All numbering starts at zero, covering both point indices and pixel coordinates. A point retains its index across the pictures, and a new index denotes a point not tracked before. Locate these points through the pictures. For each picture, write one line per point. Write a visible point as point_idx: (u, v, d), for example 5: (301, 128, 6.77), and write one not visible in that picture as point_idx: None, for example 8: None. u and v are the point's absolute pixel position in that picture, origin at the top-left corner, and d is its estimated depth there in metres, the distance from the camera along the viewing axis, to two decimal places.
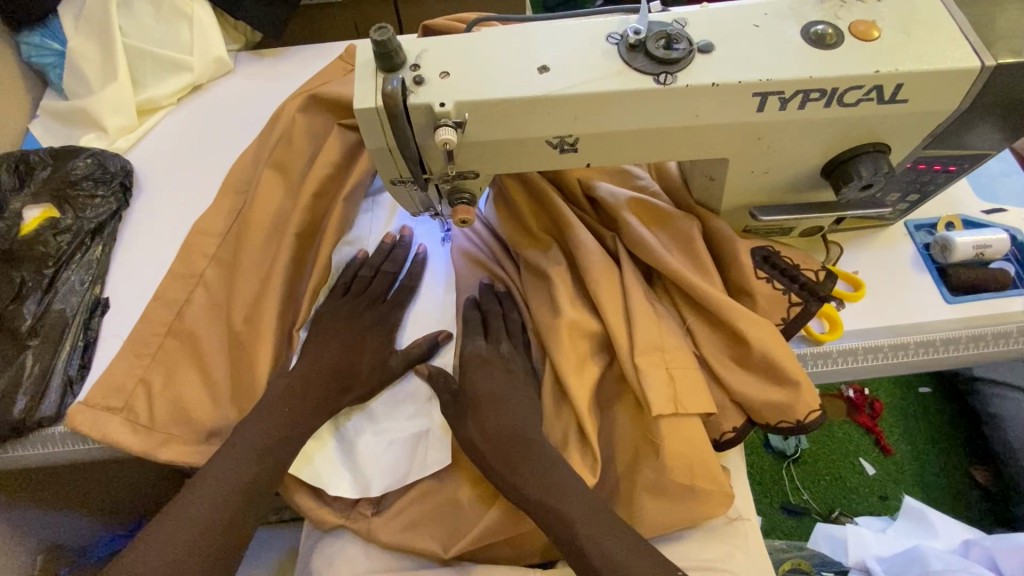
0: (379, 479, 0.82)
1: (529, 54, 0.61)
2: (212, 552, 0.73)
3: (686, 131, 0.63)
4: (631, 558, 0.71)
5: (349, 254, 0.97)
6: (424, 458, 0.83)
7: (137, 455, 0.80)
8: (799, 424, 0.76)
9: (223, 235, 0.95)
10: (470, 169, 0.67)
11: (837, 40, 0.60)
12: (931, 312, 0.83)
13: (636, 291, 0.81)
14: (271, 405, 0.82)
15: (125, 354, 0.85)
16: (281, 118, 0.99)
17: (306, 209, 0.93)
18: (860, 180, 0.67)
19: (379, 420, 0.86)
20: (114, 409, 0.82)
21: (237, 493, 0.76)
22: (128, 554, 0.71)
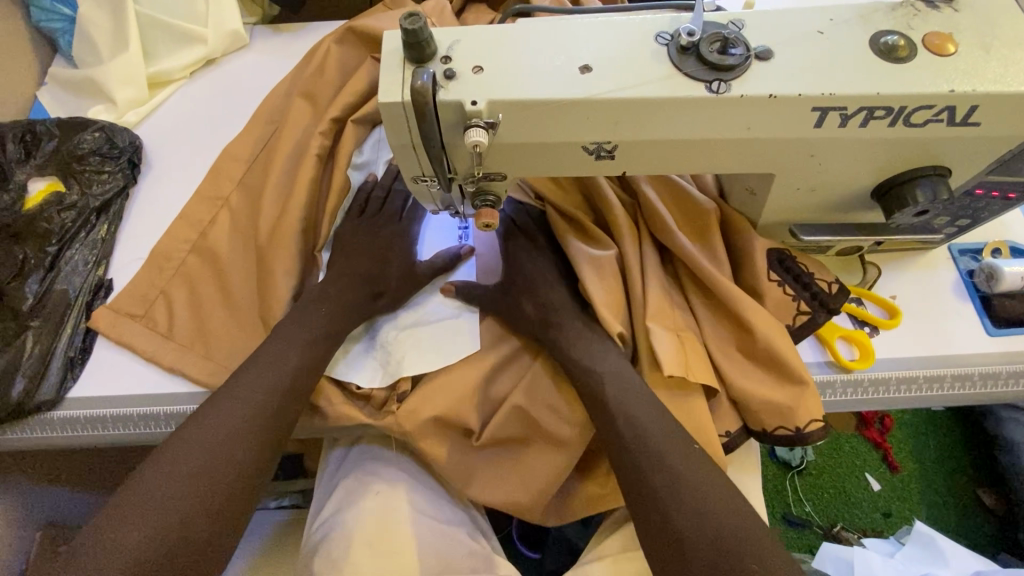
0: (409, 366, 0.77)
1: (570, 50, 0.56)
2: (261, 433, 0.70)
3: (733, 142, 0.58)
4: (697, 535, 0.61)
5: (360, 178, 0.91)
6: (454, 342, 0.78)
7: (149, 356, 0.80)
8: (796, 433, 0.71)
9: (235, 210, 0.90)
10: (498, 170, 0.62)
11: (909, 53, 0.55)
12: (969, 344, 0.78)
13: (655, 281, 0.76)
14: (251, 373, 0.72)
15: (133, 328, 0.82)
16: (317, 53, 0.95)
17: (326, 148, 0.90)
18: (916, 206, 0.62)
19: (409, 314, 0.82)
20: (136, 315, 0.83)
21: (283, 378, 0.73)
22: (181, 430, 0.69)
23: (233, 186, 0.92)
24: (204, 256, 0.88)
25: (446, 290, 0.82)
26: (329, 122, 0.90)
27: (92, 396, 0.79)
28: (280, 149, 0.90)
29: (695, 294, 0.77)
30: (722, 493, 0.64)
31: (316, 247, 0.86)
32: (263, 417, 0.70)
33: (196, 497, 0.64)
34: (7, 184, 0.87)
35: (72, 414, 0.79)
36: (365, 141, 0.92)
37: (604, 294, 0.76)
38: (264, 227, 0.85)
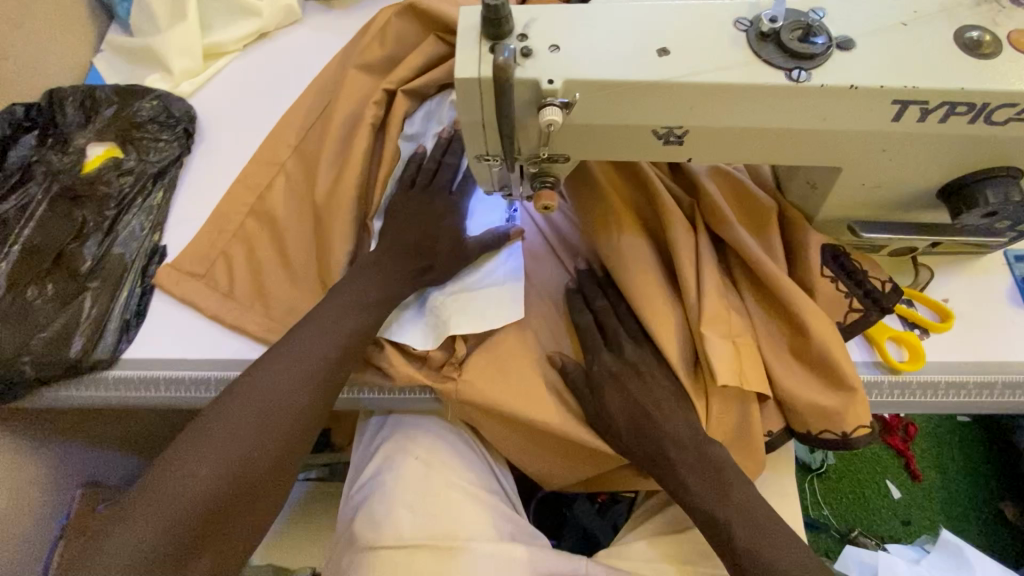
0: (460, 325, 0.77)
1: (648, 33, 0.56)
2: (312, 399, 0.72)
3: (806, 133, 0.58)
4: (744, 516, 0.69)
5: (409, 149, 0.91)
6: (503, 305, 0.78)
7: (207, 316, 0.82)
8: (843, 438, 0.71)
9: (289, 176, 0.92)
10: (563, 153, 0.62)
11: (995, 49, 0.55)
12: (1021, 351, 0.77)
13: (713, 279, 0.74)
14: (302, 342, 0.73)
15: (188, 290, 0.84)
16: (374, 28, 0.95)
17: (378, 118, 0.90)
18: (986, 207, 0.61)
19: (460, 282, 0.81)
20: (196, 275, 0.85)
21: (336, 346, 0.74)
22: (237, 386, 0.71)
23: (288, 154, 0.93)
24: (261, 220, 0.89)
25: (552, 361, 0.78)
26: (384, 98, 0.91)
27: (147, 356, 0.81)
28: (334, 122, 0.90)
29: (749, 292, 0.76)
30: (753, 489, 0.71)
31: (368, 217, 0.86)
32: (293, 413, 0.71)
33: (246, 460, 0.68)
34: (66, 148, 0.90)
35: (126, 373, 0.81)
36: (415, 114, 0.92)
37: (652, 295, 0.74)
38: (317, 200, 0.86)
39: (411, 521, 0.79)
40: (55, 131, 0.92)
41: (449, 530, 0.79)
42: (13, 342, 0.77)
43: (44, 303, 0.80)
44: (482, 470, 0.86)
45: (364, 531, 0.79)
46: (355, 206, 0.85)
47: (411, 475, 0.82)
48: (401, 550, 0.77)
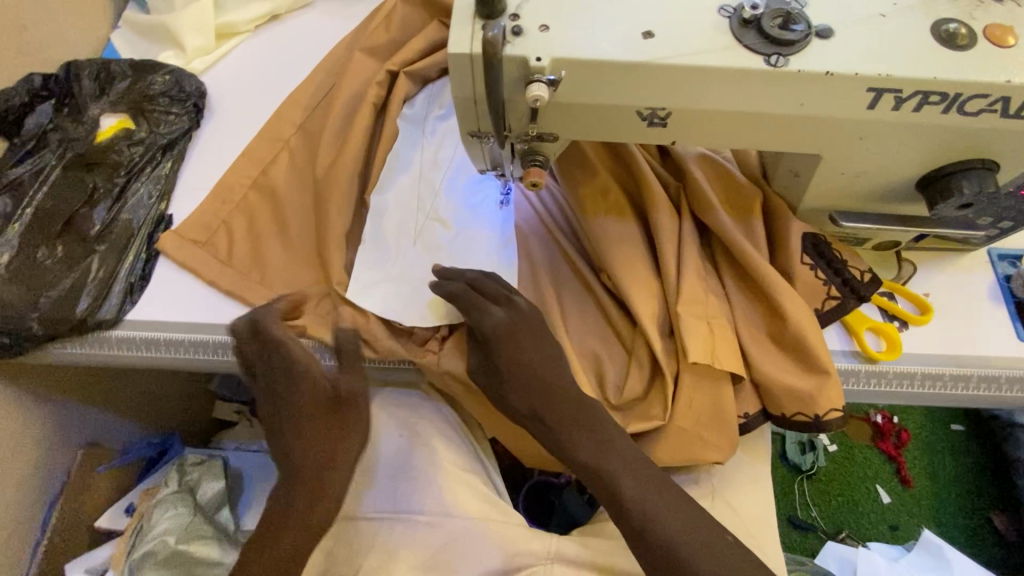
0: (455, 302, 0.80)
1: (634, 16, 0.58)
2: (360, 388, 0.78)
3: (784, 118, 0.60)
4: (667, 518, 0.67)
5: (409, 129, 0.94)
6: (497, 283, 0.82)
7: (207, 282, 0.85)
8: (816, 420, 0.73)
9: (294, 153, 0.95)
10: (550, 131, 0.65)
11: (969, 41, 0.57)
12: (1000, 346, 0.78)
13: (693, 261, 0.77)
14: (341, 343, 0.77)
15: (190, 256, 0.87)
16: (381, 13, 0.98)
17: (381, 99, 0.93)
18: (960, 197, 0.63)
19: (448, 255, 0.84)
20: (198, 243, 0.88)
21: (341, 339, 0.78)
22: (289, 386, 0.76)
23: (294, 131, 0.96)
24: (263, 193, 0.92)
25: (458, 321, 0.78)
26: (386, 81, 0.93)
27: (148, 317, 0.84)
28: (337, 100, 0.93)
29: (728, 275, 0.78)
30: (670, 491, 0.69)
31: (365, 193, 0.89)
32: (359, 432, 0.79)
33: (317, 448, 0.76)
34: (80, 117, 0.94)
35: (128, 333, 0.84)
36: (417, 97, 0.96)
37: (634, 274, 0.77)
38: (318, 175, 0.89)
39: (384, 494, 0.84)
40: (70, 101, 0.96)
41: (423, 506, 0.82)
42: (23, 299, 0.81)
43: (53, 263, 0.84)
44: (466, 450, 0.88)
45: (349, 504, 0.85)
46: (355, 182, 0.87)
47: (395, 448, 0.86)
48: (383, 521, 0.83)
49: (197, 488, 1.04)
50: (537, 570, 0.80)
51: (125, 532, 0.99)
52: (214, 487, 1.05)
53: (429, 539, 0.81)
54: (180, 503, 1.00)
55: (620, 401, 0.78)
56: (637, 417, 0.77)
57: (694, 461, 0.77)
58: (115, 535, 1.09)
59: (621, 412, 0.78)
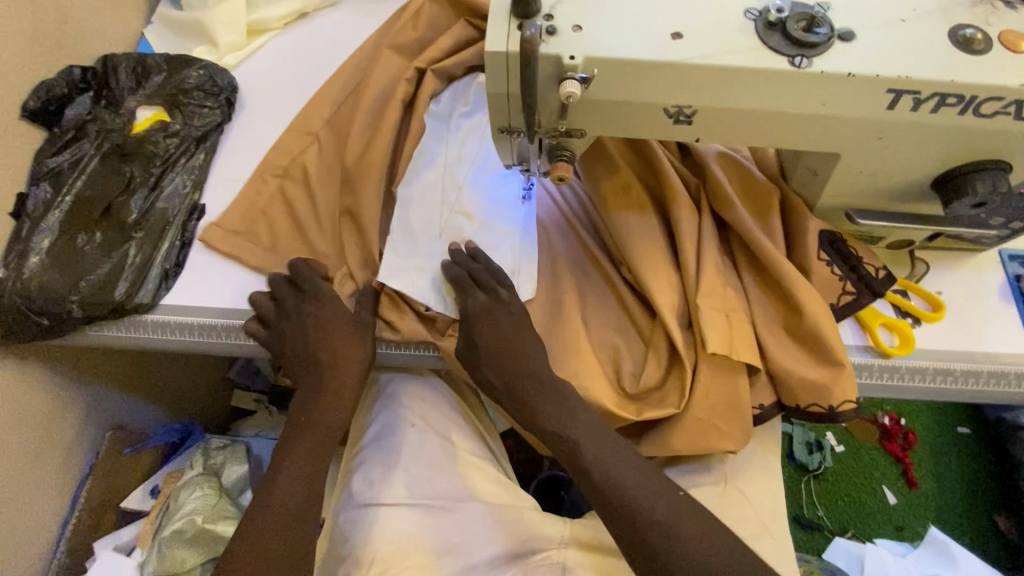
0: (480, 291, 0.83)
1: (663, 18, 0.61)
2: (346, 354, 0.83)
3: (805, 118, 0.62)
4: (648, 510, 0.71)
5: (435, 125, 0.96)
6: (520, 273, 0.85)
7: (239, 270, 0.88)
8: (829, 411, 0.75)
9: (322, 146, 0.98)
10: (579, 127, 0.68)
11: (986, 46, 0.59)
12: (1009, 344, 0.80)
13: (712, 256, 0.79)
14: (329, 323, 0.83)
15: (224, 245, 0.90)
16: (408, 12, 1.01)
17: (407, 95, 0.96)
18: (975, 196, 0.65)
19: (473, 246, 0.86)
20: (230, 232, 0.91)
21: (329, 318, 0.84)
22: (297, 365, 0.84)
23: (322, 125, 0.99)
24: (292, 185, 0.95)
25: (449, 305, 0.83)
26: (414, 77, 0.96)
27: (183, 303, 0.87)
28: (366, 95, 0.96)
29: (746, 270, 0.80)
30: (653, 484, 0.74)
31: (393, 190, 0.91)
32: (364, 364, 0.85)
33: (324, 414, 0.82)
34: (118, 110, 0.97)
35: (163, 318, 0.87)
36: (442, 95, 0.99)
37: (655, 268, 0.79)
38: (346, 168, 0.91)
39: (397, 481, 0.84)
40: (108, 94, 0.99)
41: (442, 491, 0.84)
42: (64, 282, 0.84)
43: (93, 249, 0.87)
44: (475, 438, 0.91)
45: (360, 493, 0.84)
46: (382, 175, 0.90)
47: (409, 437, 0.87)
48: (398, 509, 0.83)
49: (221, 470, 1.09)
50: (552, 555, 0.83)
51: (153, 513, 1.04)
52: (237, 470, 1.09)
53: (450, 523, 0.83)
54: (205, 485, 1.03)
55: (638, 391, 0.80)
56: (654, 407, 0.79)
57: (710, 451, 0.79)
58: (139, 516, 1.12)
59: (637, 402, 0.80)
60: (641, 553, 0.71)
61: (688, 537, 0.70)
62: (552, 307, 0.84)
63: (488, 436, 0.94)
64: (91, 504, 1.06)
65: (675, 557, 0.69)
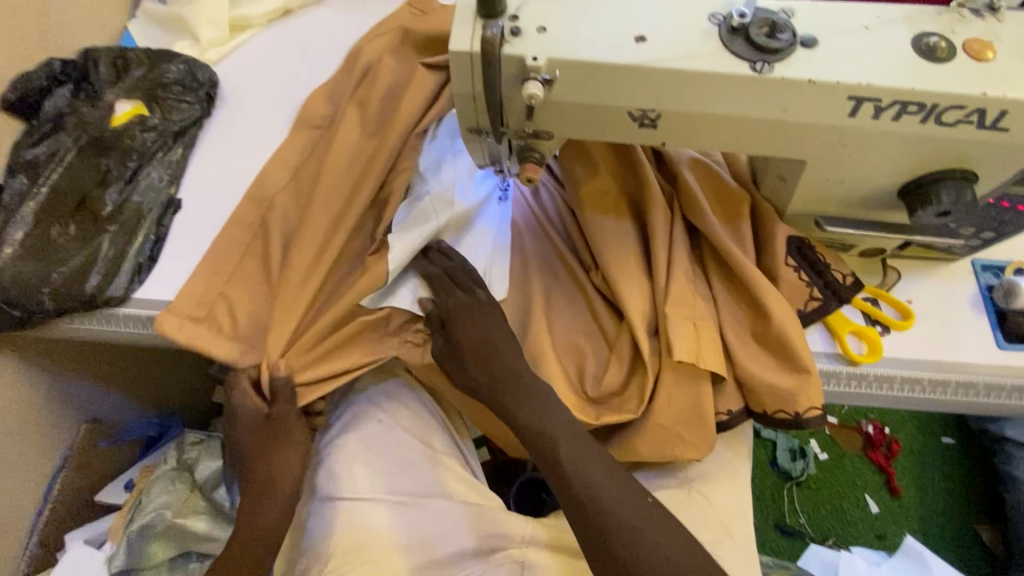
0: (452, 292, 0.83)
1: (628, 22, 0.61)
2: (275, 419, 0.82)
3: (768, 124, 0.62)
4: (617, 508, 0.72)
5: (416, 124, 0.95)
6: (492, 276, 0.85)
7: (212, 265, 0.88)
8: (794, 418, 0.75)
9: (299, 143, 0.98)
10: (546, 129, 0.68)
11: (948, 55, 0.59)
12: (979, 354, 0.80)
13: (681, 263, 0.79)
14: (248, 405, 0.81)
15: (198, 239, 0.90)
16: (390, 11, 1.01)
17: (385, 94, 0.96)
18: (938, 206, 0.65)
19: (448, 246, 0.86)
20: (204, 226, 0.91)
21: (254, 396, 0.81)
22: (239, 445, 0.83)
23: (300, 122, 0.99)
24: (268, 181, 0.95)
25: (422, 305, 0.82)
26: (389, 80, 0.95)
27: (154, 296, 0.87)
28: (344, 93, 0.96)
29: (716, 276, 0.80)
30: (625, 484, 0.73)
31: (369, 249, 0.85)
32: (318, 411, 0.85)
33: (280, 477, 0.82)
34: (97, 102, 0.98)
35: (135, 311, 0.87)
36: None
37: (625, 273, 0.79)
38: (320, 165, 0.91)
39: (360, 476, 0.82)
40: (88, 87, 0.99)
41: (409, 486, 0.84)
42: (36, 274, 0.84)
43: (66, 241, 0.87)
44: (445, 434, 0.91)
45: (326, 485, 0.84)
46: (357, 173, 0.90)
47: (374, 433, 0.86)
48: (364, 502, 0.83)
49: (195, 467, 1.06)
50: (512, 552, 0.84)
51: (125, 507, 1.01)
52: (211, 467, 1.06)
53: (414, 516, 0.83)
54: (178, 479, 1.04)
55: (602, 395, 0.80)
56: (614, 410, 0.79)
57: (674, 457, 0.79)
58: (112, 509, 1.12)
59: (599, 406, 0.80)
60: (605, 557, 0.70)
61: (654, 542, 0.70)
62: (520, 311, 0.85)
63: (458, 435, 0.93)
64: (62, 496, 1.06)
65: (640, 560, 0.69)
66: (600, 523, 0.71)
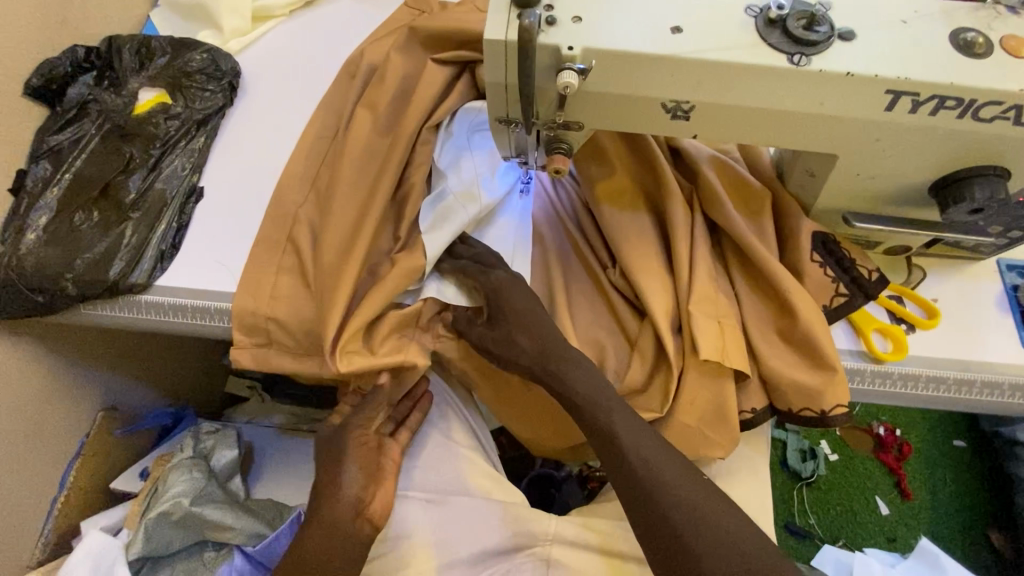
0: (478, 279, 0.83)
1: (664, 14, 0.61)
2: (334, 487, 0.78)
3: (803, 117, 0.62)
4: (678, 480, 0.70)
5: None
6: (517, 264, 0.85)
7: (235, 253, 0.88)
8: (821, 416, 0.75)
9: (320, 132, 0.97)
10: (577, 120, 0.68)
11: (987, 50, 0.59)
12: (1003, 353, 0.80)
13: (704, 260, 0.79)
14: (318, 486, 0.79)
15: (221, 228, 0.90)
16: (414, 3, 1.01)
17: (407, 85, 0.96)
18: (972, 203, 0.65)
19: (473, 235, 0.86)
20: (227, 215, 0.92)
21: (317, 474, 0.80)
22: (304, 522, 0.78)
23: (322, 112, 0.98)
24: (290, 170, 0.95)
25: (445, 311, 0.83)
26: (407, 77, 0.95)
27: (177, 283, 0.87)
28: (368, 84, 0.96)
29: (738, 274, 0.80)
30: (680, 464, 0.71)
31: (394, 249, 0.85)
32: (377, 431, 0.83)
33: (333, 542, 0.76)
34: (121, 90, 0.98)
35: (158, 299, 0.87)
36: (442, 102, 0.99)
37: (646, 269, 0.79)
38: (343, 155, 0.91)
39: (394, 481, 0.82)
40: (111, 74, 0.99)
41: (433, 483, 0.85)
42: (60, 260, 0.85)
43: (90, 228, 0.87)
44: (467, 428, 0.90)
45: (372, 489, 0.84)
46: (380, 164, 0.89)
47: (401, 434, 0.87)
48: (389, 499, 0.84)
49: (211, 455, 1.08)
50: (537, 550, 0.82)
51: (140, 496, 1.03)
52: (228, 455, 1.09)
53: (433, 514, 0.83)
54: (195, 469, 1.03)
55: (625, 392, 0.80)
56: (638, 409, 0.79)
57: (699, 456, 0.80)
58: (128, 497, 1.12)
59: None
60: (665, 539, 0.68)
61: (716, 522, 0.68)
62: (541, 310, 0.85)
63: (479, 429, 0.92)
64: (78, 483, 1.06)
65: (700, 531, 0.67)
66: (661, 502, 0.69)
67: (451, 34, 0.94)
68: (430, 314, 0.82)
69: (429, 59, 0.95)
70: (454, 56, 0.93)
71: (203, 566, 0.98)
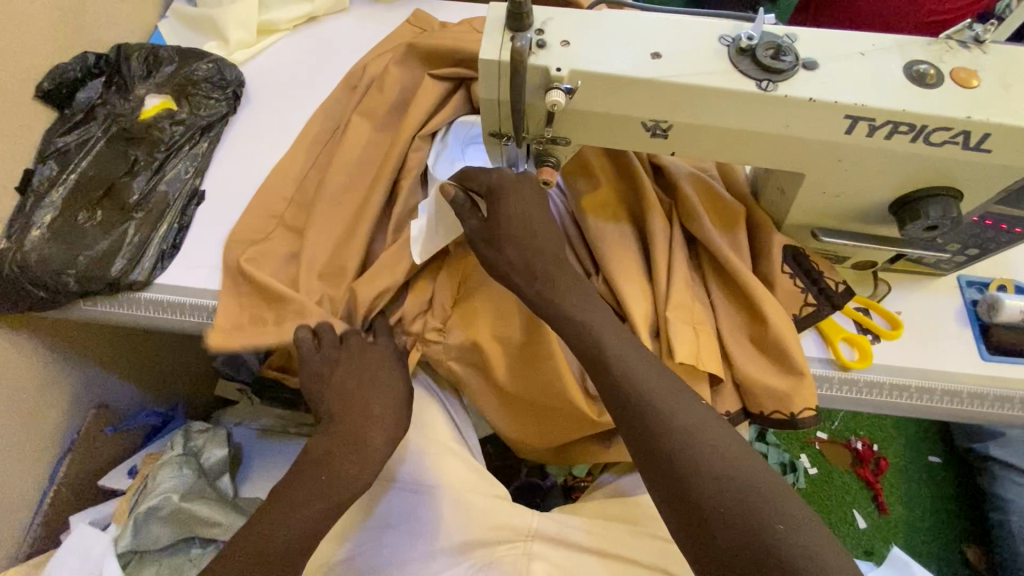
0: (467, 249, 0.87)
1: (644, 40, 0.66)
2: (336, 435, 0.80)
3: (771, 137, 0.67)
4: (680, 416, 0.69)
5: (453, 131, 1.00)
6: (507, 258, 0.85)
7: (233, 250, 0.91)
8: (791, 418, 0.79)
9: (319, 140, 1.01)
10: (564, 136, 0.73)
11: (937, 81, 0.64)
12: (964, 364, 0.84)
13: (682, 269, 0.83)
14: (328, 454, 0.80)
15: (222, 232, 0.94)
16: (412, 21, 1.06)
17: (405, 99, 1.01)
18: (926, 220, 0.70)
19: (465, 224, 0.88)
20: (229, 218, 0.95)
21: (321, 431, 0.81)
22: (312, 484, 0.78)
23: (323, 121, 1.03)
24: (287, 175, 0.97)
25: (445, 192, 0.77)
26: (401, 94, 1.01)
27: (177, 282, 0.90)
28: (367, 97, 1.01)
29: (714, 284, 0.85)
30: (686, 406, 0.70)
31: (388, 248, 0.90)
32: (357, 398, 0.82)
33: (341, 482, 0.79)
34: (128, 96, 1.02)
35: (157, 296, 0.90)
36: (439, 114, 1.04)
37: (628, 277, 0.83)
38: (342, 162, 0.95)
39: (350, 465, 0.79)
40: (119, 81, 1.03)
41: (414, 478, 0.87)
42: (63, 256, 0.87)
43: (93, 227, 0.90)
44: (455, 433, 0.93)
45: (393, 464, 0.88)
46: (377, 172, 0.93)
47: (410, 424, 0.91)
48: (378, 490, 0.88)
49: (200, 454, 1.10)
50: (520, 546, 0.85)
51: (129, 492, 1.04)
52: (218, 453, 1.11)
53: (412, 506, 0.86)
54: (185, 466, 1.05)
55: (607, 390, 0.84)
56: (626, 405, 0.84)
57: None
58: (116, 495, 1.13)
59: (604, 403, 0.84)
60: (675, 488, 0.67)
61: (711, 457, 0.67)
62: None
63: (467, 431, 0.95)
64: (67, 480, 1.07)
65: (701, 471, 0.66)
66: (661, 442, 0.68)
67: (448, 52, 1.00)
68: (416, 311, 0.88)
69: (427, 75, 1.00)
70: (450, 72, 0.99)
71: (191, 566, 0.99)
